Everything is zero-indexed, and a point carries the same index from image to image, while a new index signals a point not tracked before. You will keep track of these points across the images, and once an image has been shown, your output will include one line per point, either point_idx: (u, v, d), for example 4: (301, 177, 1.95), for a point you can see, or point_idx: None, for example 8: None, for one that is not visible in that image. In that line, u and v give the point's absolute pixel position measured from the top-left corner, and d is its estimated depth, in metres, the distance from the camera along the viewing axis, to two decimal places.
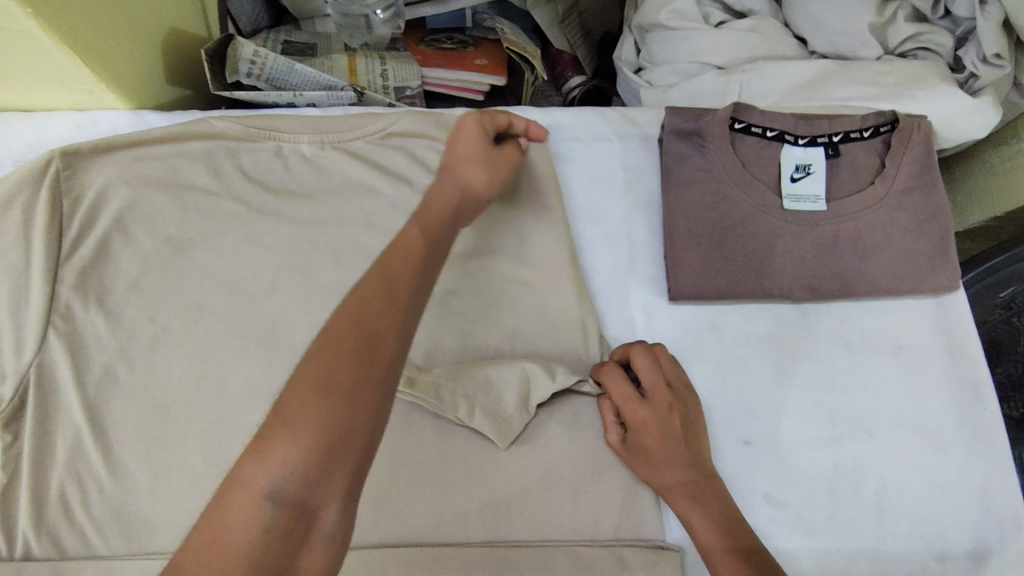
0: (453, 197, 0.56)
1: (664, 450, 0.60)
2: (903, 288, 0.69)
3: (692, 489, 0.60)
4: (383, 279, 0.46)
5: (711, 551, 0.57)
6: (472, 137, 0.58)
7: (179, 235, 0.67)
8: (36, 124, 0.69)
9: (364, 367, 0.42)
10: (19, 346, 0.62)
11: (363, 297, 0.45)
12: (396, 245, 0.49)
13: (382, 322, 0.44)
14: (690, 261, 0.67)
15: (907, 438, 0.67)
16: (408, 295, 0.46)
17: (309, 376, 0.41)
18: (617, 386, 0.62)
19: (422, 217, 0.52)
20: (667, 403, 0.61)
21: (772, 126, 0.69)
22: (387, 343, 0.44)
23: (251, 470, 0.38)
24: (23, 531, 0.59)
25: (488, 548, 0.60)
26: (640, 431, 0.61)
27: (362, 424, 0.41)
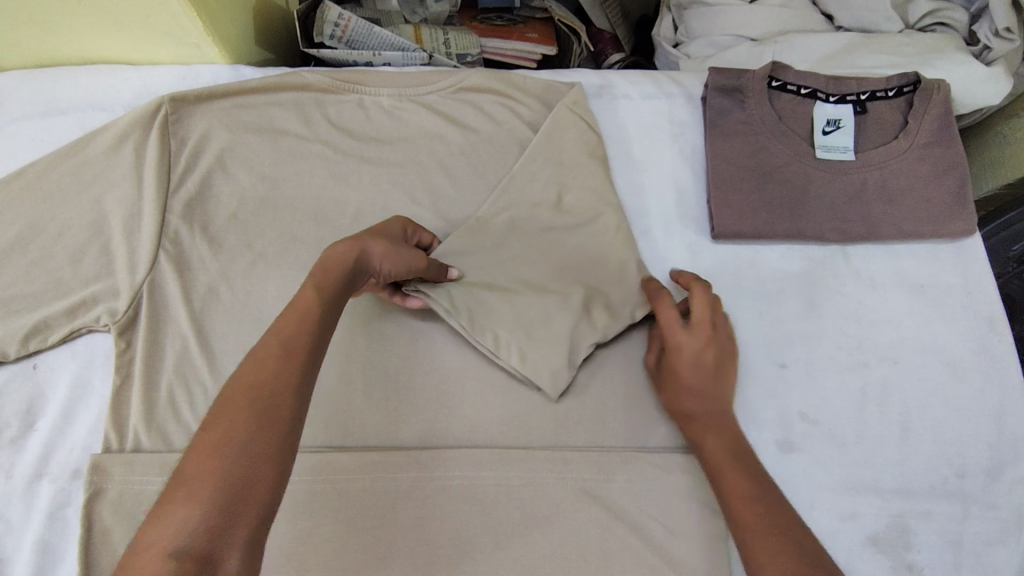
0: (352, 253, 0.56)
1: (698, 380, 0.65)
2: (924, 233, 0.75)
3: (709, 420, 0.64)
4: (280, 344, 0.49)
5: (722, 469, 0.60)
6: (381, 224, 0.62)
7: (273, 174, 0.75)
8: (146, 76, 0.78)
9: (260, 422, 0.44)
10: (133, 265, 0.69)
11: (260, 360, 0.48)
12: (289, 312, 0.51)
13: (276, 382, 0.47)
14: (730, 203, 0.75)
15: (928, 367, 0.74)
16: (304, 355, 0.49)
17: (209, 438, 0.43)
18: (668, 311, 0.66)
19: (314, 283, 0.53)
20: (704, 335, 0.64)
21: (806, 84, 0.77)
22: (283, 399, 0.46)
23: (154, 531, 0.39)
24: (137, 425, 0.66)
25: (552, 450, 0.67)
26: (678, 355, 0.65)
27: (260, 475, 0.43)
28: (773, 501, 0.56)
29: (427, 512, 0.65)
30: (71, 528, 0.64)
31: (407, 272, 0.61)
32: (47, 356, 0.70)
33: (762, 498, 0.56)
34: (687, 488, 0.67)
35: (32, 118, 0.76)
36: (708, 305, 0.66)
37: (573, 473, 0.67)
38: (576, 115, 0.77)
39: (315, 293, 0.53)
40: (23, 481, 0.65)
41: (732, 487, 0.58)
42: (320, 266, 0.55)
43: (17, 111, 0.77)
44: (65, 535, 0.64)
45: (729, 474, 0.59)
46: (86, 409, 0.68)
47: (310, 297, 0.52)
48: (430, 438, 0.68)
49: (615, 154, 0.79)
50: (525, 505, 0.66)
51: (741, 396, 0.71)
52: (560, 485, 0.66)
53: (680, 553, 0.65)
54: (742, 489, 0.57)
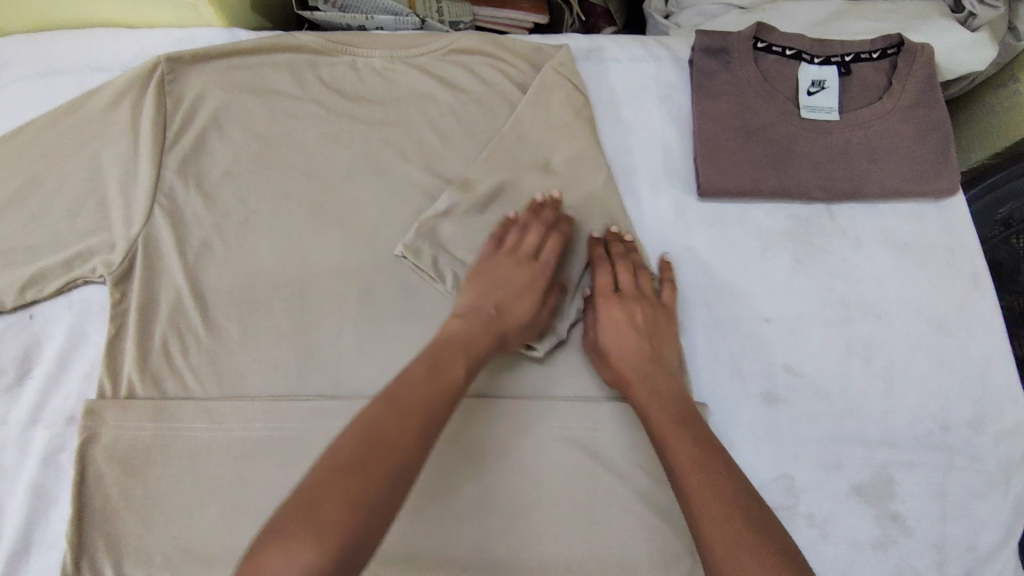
0: (491, 326, 0.63)
1: (631, 341, 0.66)
2: (908, 191, 0.77)
3: (654, 386, 0.63)
4: (420, 414, 0.53)
5: (668, 435, 0.58)
6: (520, 273, 0.67)
7: (267, 132, 0.76)
8: (142, 38, 0.79)
9: (389, 487, 0.48)
10: (129, 219, 0.71)
11: (400, 422, 0.52)
12: (428, 376, 0.56)
13: (408, 450, 0.51)
14: (717, 161, 0.76)
15: (912, 321, 0.74)
16: (432, 432, 0.53)
17: (339, 486, 0.47)
18: (601, 276, 0.69)
19: (458, 354, 0.60)
20: (619, 299, 0.68)
21: (791, 45, 0.78)
22: (408, 473, 0.50)
23: (274, 564, 0.42)
24: (131, 372, 0.67)
25: (537, 400, 0.68)
26: (609, 319, 0.67)
27: (381, 525, 0.47)
28: (732, 472, 0.54)
29: None
30: (64, 473, 0.65)
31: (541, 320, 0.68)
32: (44, 306, 0.71)
33: (708, 462, 0.55)
34: None
35: (31, 78, 0.78)
36: (635, 272, 0.70)
37: (559, 422, 0.67)
38: (566, 75, 0.78)
39: (457, 369, 0.58)
40: (19, 427, 0.66)
41: (682, 450, 0.56)
42: (457, 334, 0.62)
43: (18, 72, 0.78)
44: (59, 481, 0.65)
45: (680, 439, 0.57)
46: (81, 359, 0.69)
47: (453, 364, 0.59)
48: None
49: (604, 115, 0.80)
50: (513, 453, 0.66)
51: (725, 347, 0.72)
52: (546, 432, 0.67)
53: (664, 498, 0.66)
54: (689, 453, 0.56)
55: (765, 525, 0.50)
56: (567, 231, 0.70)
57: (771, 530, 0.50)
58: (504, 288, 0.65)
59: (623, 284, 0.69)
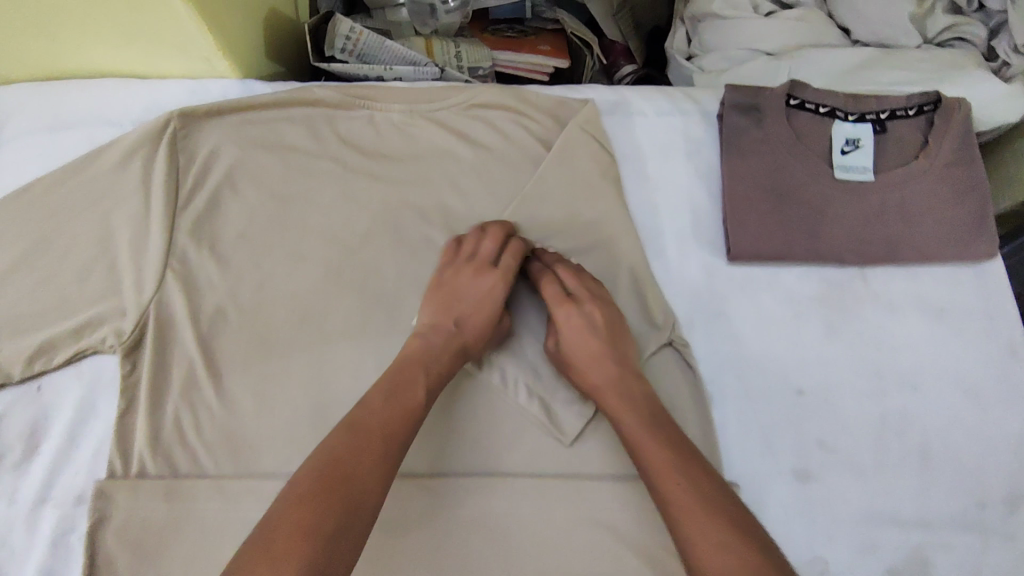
0: (447, 347, 0.64)
1: (589, 344, 0.65)
2: (944, 255, 0.74)
3: (622, 390, 0.63)
4: (377, 435, 0.55)
5: (636, 438, 0.59)
6: (489, 284, 0.68)
7: (283, 191, 0.73)
8: (153, 89, 0.76)
9: (349, 509, 0.50)
10: (140, 285, 0.68)
11: (357, 444, 0.54)
12: (388, 396, 0.58)
13: (365, 472, 0.52)
14: (748, 224, 0.73)
15: (948, 392, 0.72)
16: (387, 451, 0.55)
17: (296, 517, 0.48)
18: (549, 286, 0.68)
19: (416, 375, 0.61)
20: (571, 304, 0.67)
21: (825, 103, 0.76)
22: (366, 495, 0.52)
23: None
24: (142, 450, 0.65)
25: (565, 479, 0.66)
26: (566, 322, 0.66)
27: (351, 540, 0.49)
28: (702, 473, 0.56)
29: (437, 543, 0.63)
30: (75, 555, 0.63)
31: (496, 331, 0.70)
32: (51, 377, 0.68)
33: (682, 469, 0.56)
34: None
35: (39, 132, 0.75)
36: (580, 274, 0.69)
37: (587, 503, 0.65)
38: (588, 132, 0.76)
39: (419, 391, 0.60)
40: (28, 506, 0.64)
41: (655, 454, 0.57)
42: (424, 354, 0.62)
43: (26, 125, 0.76)
44: (69, 562, 0.63)
45: (650, 444, 0.58)
46: (91, 433, 0.67)
47: (418, 381, 0.60)
48: (440, 465, 0.67)
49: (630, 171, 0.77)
50: (537, 536, 0.64)
51: (755, 420, 0.70)
52: (572, 513, 0.65)
53: None
54: (665, 463, 0.56)
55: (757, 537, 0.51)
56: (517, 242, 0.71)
57: (750, 529, 0.52)
58: (462, 304, 0.66)
59: (572, 288, 0.68)
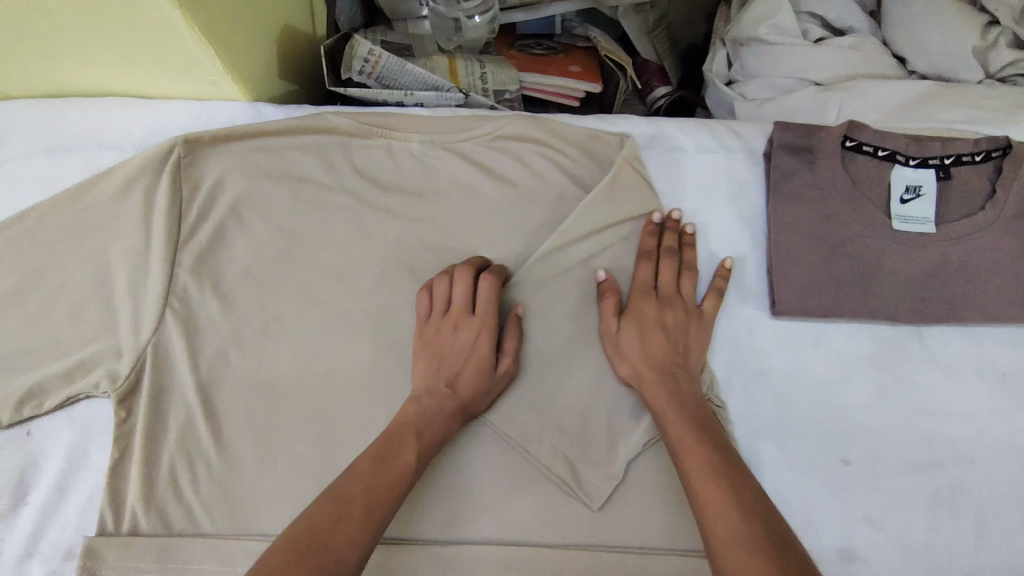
0: (435, 403, 0.59)
1: (655, 342, 0.64)
2: (1009, 315, 0.68)
3: (671, 384, 0.61)
4: (360, 497, 0.50)
5: (682, 443, 0.57)
6: (474, 331, 0.63)
7: (292, 225, 0.68)
8: (159, 113, 0.72)
9: (325, 568, 0.45)
10: (137, 325, 0.64)
11: (339, 509, 0.49)
12: (376, 458, 0.53)
13: (341, 538, 0.47)
14: (795, 276, 0.68)
15: (1009, 467, 0.66)
16: (370, 519, 0.49)
17: (269, 572, 0.43)
18: (642, 270, 0.67)
19: (409, 440, 0.56)
20: (655, 300, 0.66)
21: (884, 146, 0.69)
22: (343, 561, 0.46)
23: None
24: (134, 506, 0.60)
25: (588, 552, 0.60)
26: (640, 312, 0.65)
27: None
28: (741, 486, 0.52)
29: None
30: None
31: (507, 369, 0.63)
32: (42, 422, 0.64)
33: (715, 465, 0.54)
34: None
35: (37, 155, 0.71)
36: (681, 273, 0.68)
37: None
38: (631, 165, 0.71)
39: (409, 458, 0.55)
40: (11, 562, 0.60)
41: (695, 460, 0.55)
42: (415, 420, 0.58)
43: (24, 147, 0.71)
44: None
45: (687, 440, 0.56)
46: (81, 483, 0.63)
47: (405, 441, 0.56)
48: (452, 530, 0.61)
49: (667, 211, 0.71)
50: None
51: (797, 493, 0.64)
52: None
53: None
54: (703, 460, 0.54)
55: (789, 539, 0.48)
56: (494, 276, 0.64)
57: (786, 549, 0.47)
58: (444, 361, 0.62)
59: (663, 283, 0.67)
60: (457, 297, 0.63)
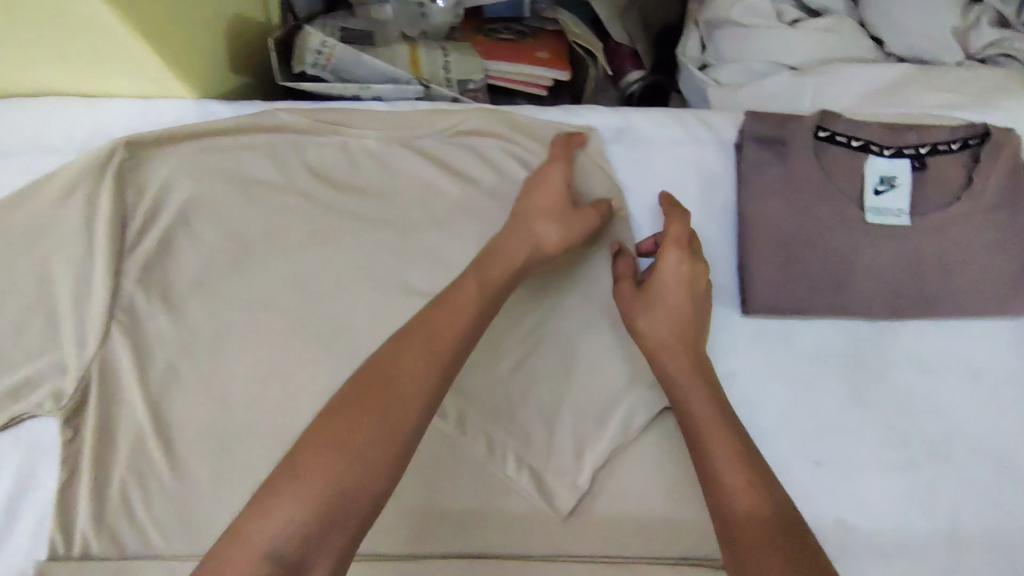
0: (530, 234, 0.60)
1: (683, 301, 0.60)
2: (983, 309, 0.66)
3: (690, 353, 0.58)
4: (422, 341, 0.49)
5: (685, 392, 0.57)
6: (547, 187, 0.63)
7: (243, 230, 0.65)
8: (98, 111, 0.68)
9: (388, 416, 0.45)
10: (82, 340, 0.61)
11: (401, 349, 0.48)
12: (440, 304, 0.52)
13: (407, 385, 0.46)
14: (766, 273, 0.66)
15: (982, 465, 0.65)
16: (441, 365, 0.48)
17: (328, 432, 0.44)
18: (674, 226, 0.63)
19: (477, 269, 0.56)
20: (685, 254, 0.61)
21: (857, 136, 0.67)
22: (409, 404, 0.46)
23: (257, 521, 0.41)
24: (86, 528, 0.58)
25: (555, 563, 0.59)
26: (667, 268, 0.61)
27: (366, 492, 0.43)
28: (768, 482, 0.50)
29: None
30: None
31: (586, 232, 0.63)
32: None
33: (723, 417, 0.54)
34: None
35: None
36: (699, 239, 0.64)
37: None
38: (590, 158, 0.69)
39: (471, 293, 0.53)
40: None
41: (705, 403, 0.55)
42: (484, 252, 0.58)
43: None
44: None
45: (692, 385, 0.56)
46: (29, 505, 0.61)
47: (465, 298, 0.52)
48: (416, 544, 0.60)
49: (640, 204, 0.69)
50: None
51: None
52: None
53: None
54: (712, 410, 0.55)
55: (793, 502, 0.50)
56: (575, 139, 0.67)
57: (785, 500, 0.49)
58: (529, 196, 0.62)
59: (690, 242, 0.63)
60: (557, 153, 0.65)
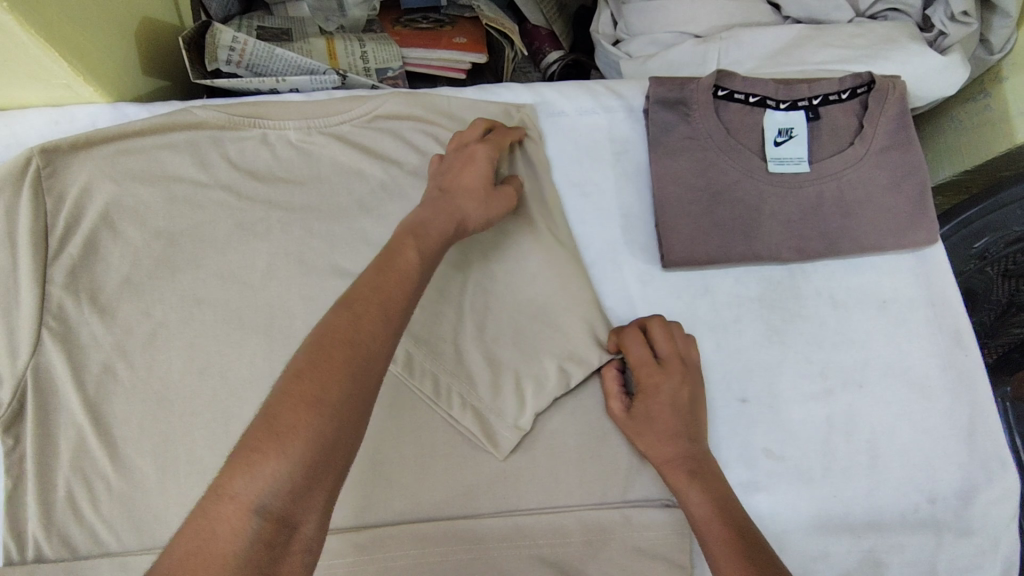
0: (445, 213, 0.58)
1: (672, 419, 0.62)
2: (884, 245, 0.71)
3: (691, 463, 0.60)
4: (375, 297, 0.48)
5: (667, 471, 0.61)
6: (471, 169, 0.62)
7: (169, 228, 0.66)
8: (11, 123, 0.68)
9: (359, 369, 0.44)
10: (12, 349, 0.61)
11: (356, 307, 0.47)
12: (383, 266, 0.51)
13: (371, 341, 0.46)
14: (680, 229, 0.69)
15: (895, 387, 0.70)
16: (396, 320, 0.49)
17: (301, 391, 0.42)
18: (637, 349, 0.64)
19: (412, 240, 0.54)
20: (665, 373, 0.63)
21: (754, 92, 0.71)
22: (375, 358, 0.46)
23: (241, 479, 0.39)
24: (35, 533, 0.59)
25: (502, 517, 0.61)
26: (653, 395, 0.62)
27: (345, 442, 0.42)
28: (733, 511, 0.57)
29: None
30: None
31: (496, 211, 0.63)
32: None
33: (707, 487, 0.59)
34: (655, 547, 0.62)
35: None
36: (674, 337, 0.65)
37: (527, 541, 0.61)
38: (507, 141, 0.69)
39: (411, 252, 0.53)
40: None
41: (685, 480, 0.59)
42: (425, 215, 0.57)
43: None
44: None
45: (673, 461, 0.60)
46: None
47: (407, 260, 0.52)
48: (366, 515, 0.61)
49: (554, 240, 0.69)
50: None
51: None
52: (513, 550, 0.61)
53: None
54: (694, 486, 0.59)
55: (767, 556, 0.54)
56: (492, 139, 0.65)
57: (746, 531, 0.56)
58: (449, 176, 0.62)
59: (662, 352, 0.64)
60: (478, 151, 0.63)
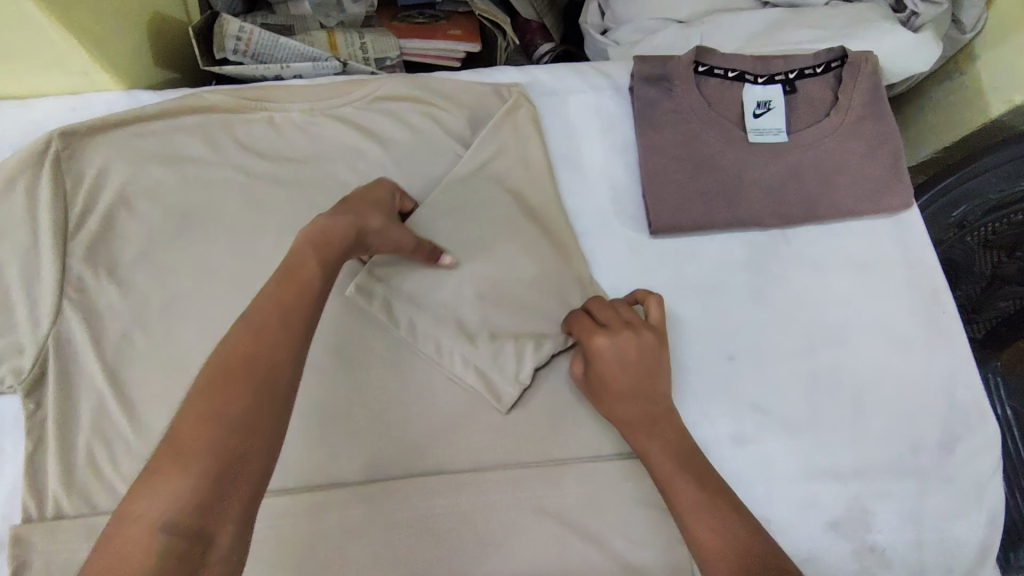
0: (354, 222, 0.56)
1: (625, 380, 0.62)
2: (861, 210, 0.74)
3: (650, 424, 0.61)
4: (279, 310, 0.47)
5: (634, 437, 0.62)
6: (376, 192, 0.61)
7: (182, 205, 0.70)
8: (32, 110, 0.71)
9: (262, 382, 0.43)
10: (34, 318, 0.64)
11: (257, 323, 0.46)
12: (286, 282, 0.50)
13: (274, 353, 0.45)
14: (666, 197, 0.73)
15: (876, 343, 0.73)
16: (302, 330, 0.48)
17: (199, 411, 0.41)
18: (580, 322, 0.65)
19: (318, 255, 0.52)
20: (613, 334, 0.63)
21: (732, 67, 0.75)
22: (280, 368, 0.45)
23: (143, 500, 0.38)
24: (55, 492, 0.61)
25: (502, 470, 0.64)
26: (601, 361, 0.63)
27: (252, 452, 0.41)
28: (697, 466, 0.59)
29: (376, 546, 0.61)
30: None
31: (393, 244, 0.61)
32: None
33: (672, 451, 0.60)
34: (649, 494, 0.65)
35: None
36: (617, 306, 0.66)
37: (526, 492, 0.64)
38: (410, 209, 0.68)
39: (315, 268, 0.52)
40: None
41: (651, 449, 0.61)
42: (322, 231, 0.54)
43: None
44: None
45: (635, 432, 0.62)
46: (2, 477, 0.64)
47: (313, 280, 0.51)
48: (372, 470, 0.64)
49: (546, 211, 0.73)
50: (482, 530, 0.63)
51: (691, 391, 0.69)
52: (512, 500, 0.64)
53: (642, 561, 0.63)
54: (658, 448, 0.60)
55: (737, 514, 0.55)
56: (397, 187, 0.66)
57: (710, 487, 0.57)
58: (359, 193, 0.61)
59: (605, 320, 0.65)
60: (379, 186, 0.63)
